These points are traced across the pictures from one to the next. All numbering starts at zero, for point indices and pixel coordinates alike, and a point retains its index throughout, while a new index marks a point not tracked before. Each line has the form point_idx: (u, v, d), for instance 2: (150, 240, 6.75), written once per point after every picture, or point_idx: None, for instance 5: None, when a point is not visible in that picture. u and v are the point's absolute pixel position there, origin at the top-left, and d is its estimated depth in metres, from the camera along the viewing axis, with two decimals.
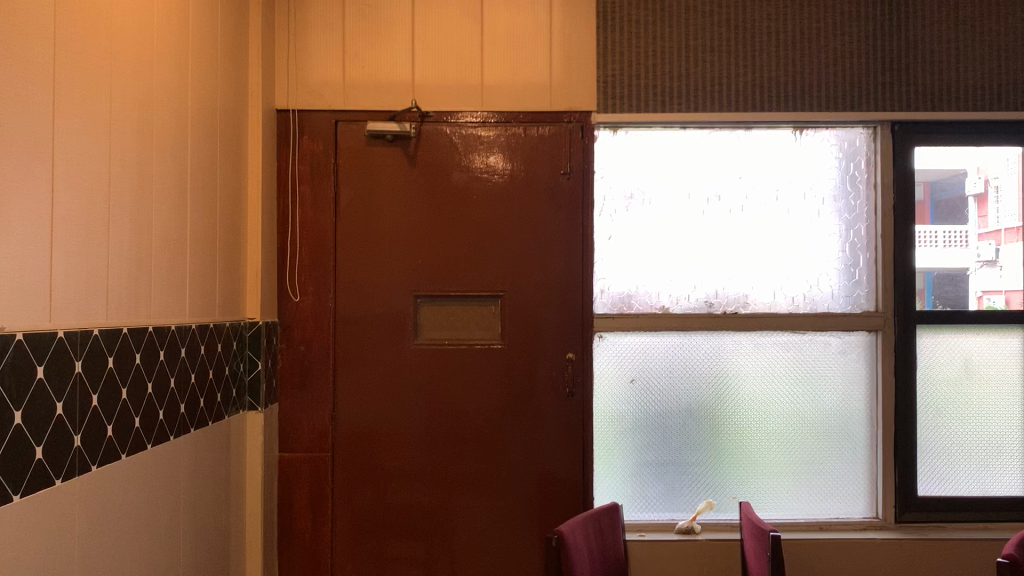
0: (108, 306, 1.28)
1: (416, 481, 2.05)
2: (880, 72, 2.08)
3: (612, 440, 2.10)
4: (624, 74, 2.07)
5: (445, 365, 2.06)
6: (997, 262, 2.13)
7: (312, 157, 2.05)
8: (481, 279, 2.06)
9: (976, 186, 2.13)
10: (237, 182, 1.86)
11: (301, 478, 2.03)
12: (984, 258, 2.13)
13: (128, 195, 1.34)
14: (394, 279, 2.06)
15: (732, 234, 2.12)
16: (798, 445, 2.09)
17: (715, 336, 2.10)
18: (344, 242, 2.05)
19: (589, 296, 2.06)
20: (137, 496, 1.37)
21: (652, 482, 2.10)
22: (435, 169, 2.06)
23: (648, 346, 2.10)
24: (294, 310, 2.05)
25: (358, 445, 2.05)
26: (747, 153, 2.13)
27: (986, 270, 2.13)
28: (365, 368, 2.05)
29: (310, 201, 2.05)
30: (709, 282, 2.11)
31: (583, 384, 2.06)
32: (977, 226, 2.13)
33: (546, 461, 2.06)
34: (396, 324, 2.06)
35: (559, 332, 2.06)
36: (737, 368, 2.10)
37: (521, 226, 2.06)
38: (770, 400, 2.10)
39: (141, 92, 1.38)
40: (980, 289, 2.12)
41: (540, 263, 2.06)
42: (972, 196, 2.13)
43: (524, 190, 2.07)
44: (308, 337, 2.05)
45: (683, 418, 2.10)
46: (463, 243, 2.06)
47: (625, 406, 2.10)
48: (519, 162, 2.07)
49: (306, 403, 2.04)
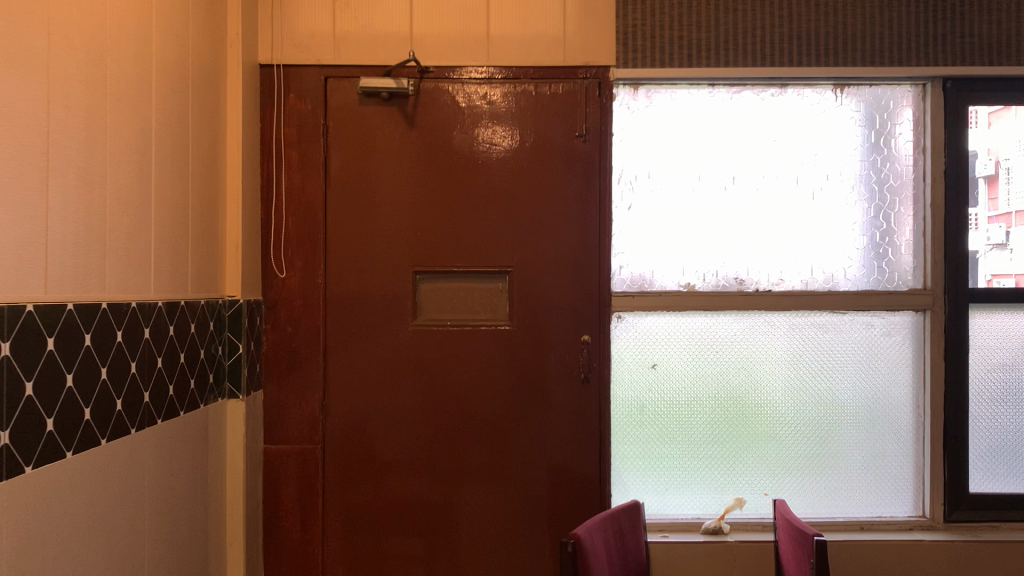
0: (49, 277, 1.08)
1: (415, 478, 1.86)
2: (931, 22, 1.87)
3: (631, 430, 1.90)
4: (646, 25, 1.87)
5: (447, 348, 1.86)
6: (1008, 245, 1.91)
7: (299, 117, 1.85)
8: (487, 253, 1.86)
9: (986, 168, 1.91)
10: (214, 143, 1.66)
11: (289, 473, 1.84)
12: (993, 241, 1.91)
13: (75, 148, 1.14)
14: (390, 254, 1.86)
15: (765, 205, 1.91)
16: (838, 435, 1.90)
17: (746, 316, 1.90)
18: (335, 212, 1.85)
19: (606, 271, 1.86)
20: (86, 498, 1.17)
21: (675, 477, 1.91)
22: (436, 131, 1.86)
23: (672, 327, 1.90)
24: (280, 288, 1.85)
25: (351, 437, 1.85)
26: (783, 114, 1.92)
27: (995, 253, 1.91)
28: (359, 352, 1.86)
29: (298, 166, 1.84)
30: (739, 257, 1.91)
31: (600, 368, 1.86)
32: (985, 208, 1.91)
33: (560, 453, 1.86)
34: (393, 303, 1.86)
35: (573, 312, 1.86)
36: (770, 352, 1.90)
37: (532, 194, 1.86)
38: (805, 386, 1.90)
39: (90, 26, 1.18)
40: (989, 272, 1.90)
41: (552, 235, 1.86)
42: (981, 178, 1.91)
43: (535, 154, 1.86)
44: (296, 317, 1.85)
45: (710, 407, 1.90)
46: (467, 213, 1.86)
47: (646, 393, 1.90)
48: (529, 123, 1.86)
49: (294, 390, 1.85)
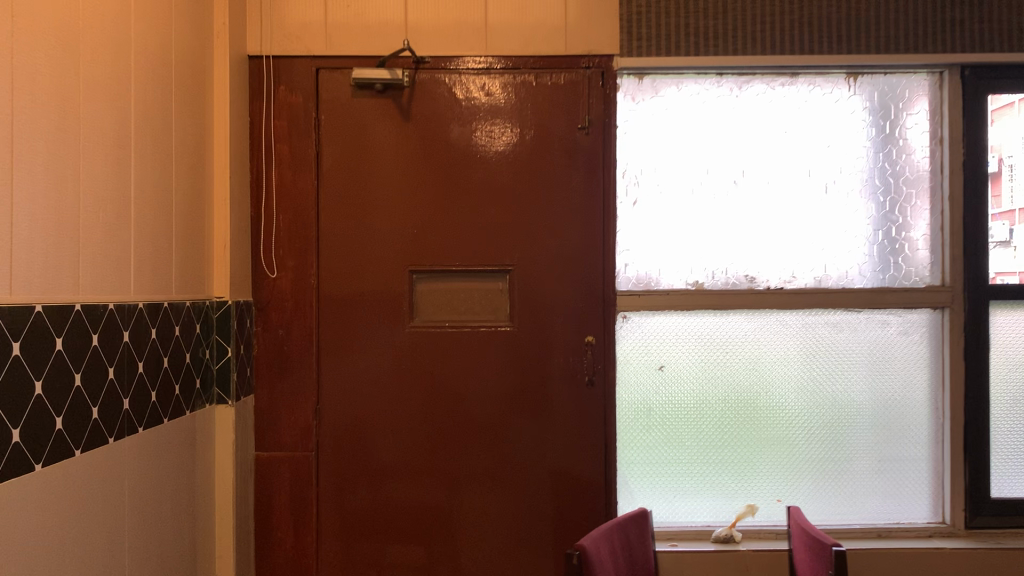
0: (15, 276, 1.01)
1: (413, 485, 1.78)
2: (948, 7, 1.79)
3: (637, 434, 1.83)
4: (650, 12, 1.79)
5: (445, 351, 1.79)
6: (1011, 243, 1.83)
7: (290, 110, 1.77)
8: (487, 251, 1.79)
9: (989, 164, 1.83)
10: (200, 137, 1.58)
11: (282, 481, 1.77)
12: (996, 239, 1.83)
13: (45, 138, 1.07)
14: (386, 253, 1.78)
15: (776, 200, 1.84)
16: (853, 438, 1.82)
17: (757, 315, 1.82)
18: (327, 209, 1.77)
19: (611, 269, 1.79)
20: (56, 516, 1.08)
21: (683, 483, 1.83)
22: (433, 124, 1.78)
23: (679, 327, 1.83)
24: (271, 289, 1.77)
25: (346, 443, 1.78)
26: (794, 104, 1.85)
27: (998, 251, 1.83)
28: (354, 355, 1.78)
29: (289, 161, 1.77)
30: (749, 254, 1.83)
31: (604, 371, 1.79)
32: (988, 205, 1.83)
33: (564, 458, 1.79)
34: (389, 304, 1.78)
35: (576, 312, 1.79)
36: (782, 352, 1.82)
37: (533, 189, 1.79)
38: (819, 388, 1.82)
39: (59, 9, 1.11)
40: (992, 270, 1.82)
41: (555, 231, 1.78)
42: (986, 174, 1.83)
43: (536, 147, 1.79)
44: (287, 319, 1.77)
45: (719, 410, 1.83)
46: (465, 209, 1.79)
47: (653, 396, 1.82)
48: (529, 115, 1.79)
49: (286, 394, 1.77)
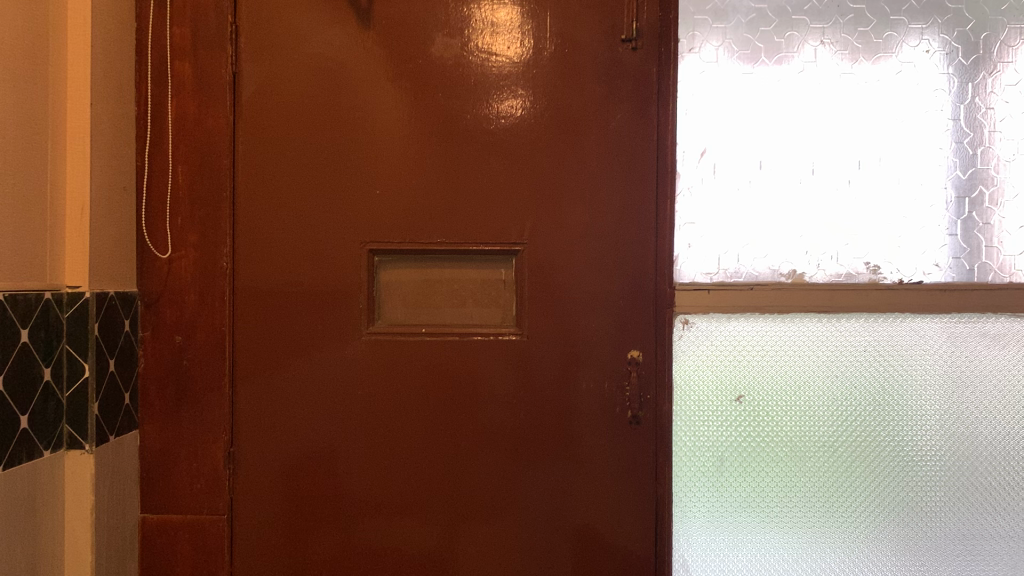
0: None
1: (373, 562, 1.22)
2: None
3: (703, 494, 1.25)
4: None
5: (422, 369, 1.22)
6: None
7: (196, 12, 1.19)
8: (487, 223, 1.21)
9: None
10: (40, 36, 1.00)
11: (178, 557, 1.20)
12: None
13: None
14: (336, 223, 1.21)
15: (911, 147, 1.27)
16: (1016, 502, 1.26)
17: (881, 322, 1.24)
18: (249, 160, 1.21)
19: (669, 253, 1.21)
20: None
21: (770, 565, 1.26)
22: (408, 35, 1.21)
23: (768, 340, 1.24)
24: (163, 276, 1.20)
25: (277, 502, 1.22)
26: (941, 11, 1.28)
27: None
28: (288, 374, 1.21)
29: (193, 88, 1.19)
30: (872, 231, 1.26)
31: (656, 402, 1.22)
32: None
33: (595, 532, 1.22)
34: (339, 299, 1.21)
35: (616, 314, 1.21)
36: (919, 378, 1.24)
37: (555, 131, 1.21)
38: (970, 429, 1.25)
39: None
40: None
41: (586, 193, 1.21)
42: None
43: (559, 69, 1.21)
44: (187, 321, 1.20)
45: (827, 462, 1.25)
46: (455, 161, 1.21)
47: (728, 439, 1.24)
48: (550, 21, 1.22)
49: (184, 432, 1.20)
